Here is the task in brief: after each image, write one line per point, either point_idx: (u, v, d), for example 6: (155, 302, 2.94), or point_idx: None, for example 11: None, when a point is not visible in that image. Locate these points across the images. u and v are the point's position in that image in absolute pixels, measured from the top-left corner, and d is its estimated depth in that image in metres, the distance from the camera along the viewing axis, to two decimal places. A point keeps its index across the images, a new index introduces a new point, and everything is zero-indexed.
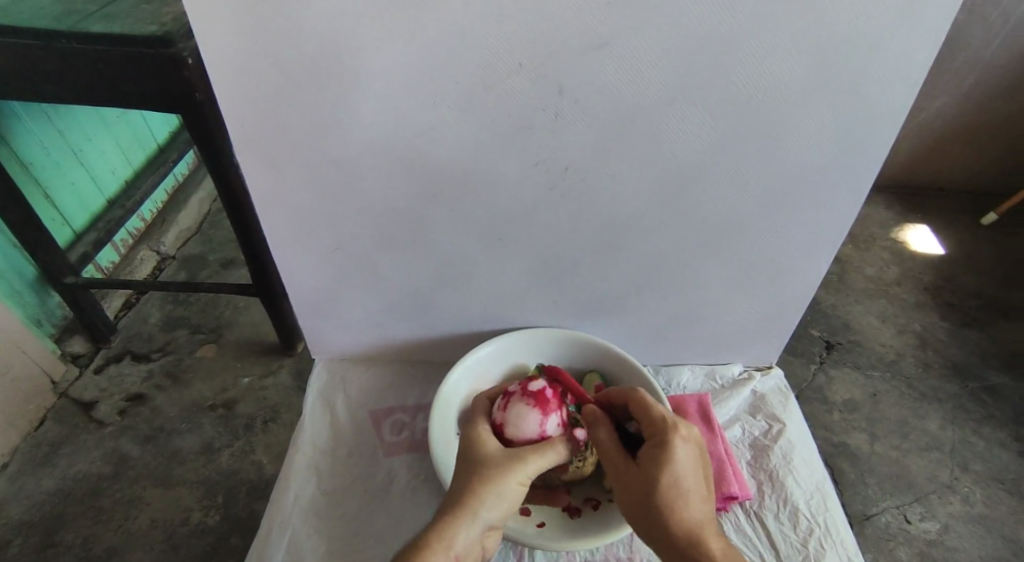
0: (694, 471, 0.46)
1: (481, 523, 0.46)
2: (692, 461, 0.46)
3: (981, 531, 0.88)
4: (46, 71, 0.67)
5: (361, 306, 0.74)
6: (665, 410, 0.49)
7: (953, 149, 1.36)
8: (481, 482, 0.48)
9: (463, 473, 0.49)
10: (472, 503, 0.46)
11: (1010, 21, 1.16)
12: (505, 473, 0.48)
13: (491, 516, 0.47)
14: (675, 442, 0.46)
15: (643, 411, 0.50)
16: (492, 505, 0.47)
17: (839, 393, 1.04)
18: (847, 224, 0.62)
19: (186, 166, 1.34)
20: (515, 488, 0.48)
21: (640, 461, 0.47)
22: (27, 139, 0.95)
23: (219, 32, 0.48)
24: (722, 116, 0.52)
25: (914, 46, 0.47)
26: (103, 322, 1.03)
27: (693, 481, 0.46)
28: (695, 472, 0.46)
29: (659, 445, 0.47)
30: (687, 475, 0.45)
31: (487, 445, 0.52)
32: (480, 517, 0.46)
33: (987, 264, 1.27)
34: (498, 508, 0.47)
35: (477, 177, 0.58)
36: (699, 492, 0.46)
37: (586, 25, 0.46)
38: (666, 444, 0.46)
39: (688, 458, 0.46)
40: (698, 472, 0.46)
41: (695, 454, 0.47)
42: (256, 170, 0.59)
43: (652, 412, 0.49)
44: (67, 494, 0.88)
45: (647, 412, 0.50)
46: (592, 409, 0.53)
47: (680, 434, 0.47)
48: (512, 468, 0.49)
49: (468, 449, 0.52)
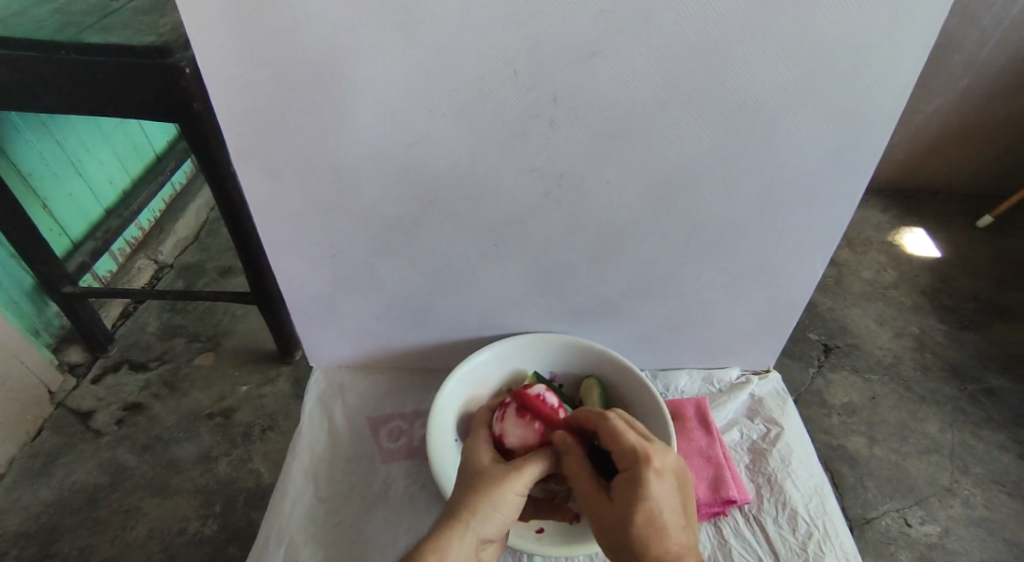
0: (671, 503, 0.45)
1: (476, 534, 0.46)
2: (665, 493, 0.45)
3: (982, 534, 0.88)
4: (45, 82, 0.67)
5: (359, 313, 0.74)
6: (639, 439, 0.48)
7: (948, 152, 1.36)
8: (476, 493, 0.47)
9: (461, 486, 0.50)
10: (466, 514, 0.46)
11: (1001, 25, 1.17)
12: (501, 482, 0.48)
13: (485, 528, 0.47)
14: (647, 478, 0.45)
15: (612, 441, 0.49)
16: (488, 517, 0.47)
17: (838, 396, 1.04)
18: (840, 227, 0.62)
19: (184, 175, 1.35)
20: (514, 498, 0.48)
21: (615, 497, 0.47)
22: (25, 149, 0.95)
23: (216, 42, 0.48)
24: (714, 122, 0.53)
25: (904, 52, 0.48)
26: (100, 331, 1.03)
27: (669, 514, 0.45)
28: (671, 505, 0.45)
29: (632, 480, 0.46)
30: (662, 508, 0.45)
31: (483, 459, 0.52)
32: (475, 527, 0.46)
33: (983, 266, 1.27)
34: (494, 520, 0.47)
35: (473, 184, 0.58)
36: (676, 522, 0.45)
37: (580, 33, 0.47)
38: (638, 480, 0.45)
39: (662, 491, 0.45)
40: (674, 502, 0.45)
41: (670, 483, 0.46)
42: (254, 179, 0.59)
43: (623, 442, 0.48)
44: (64, 505, 0.88)
45: (617, 440, 0.48)
46: (562, 435, 0.52)
47: (652, 466, 0.45)
48: (507, 479, 0.48)
49: (467, 464, 0.52)
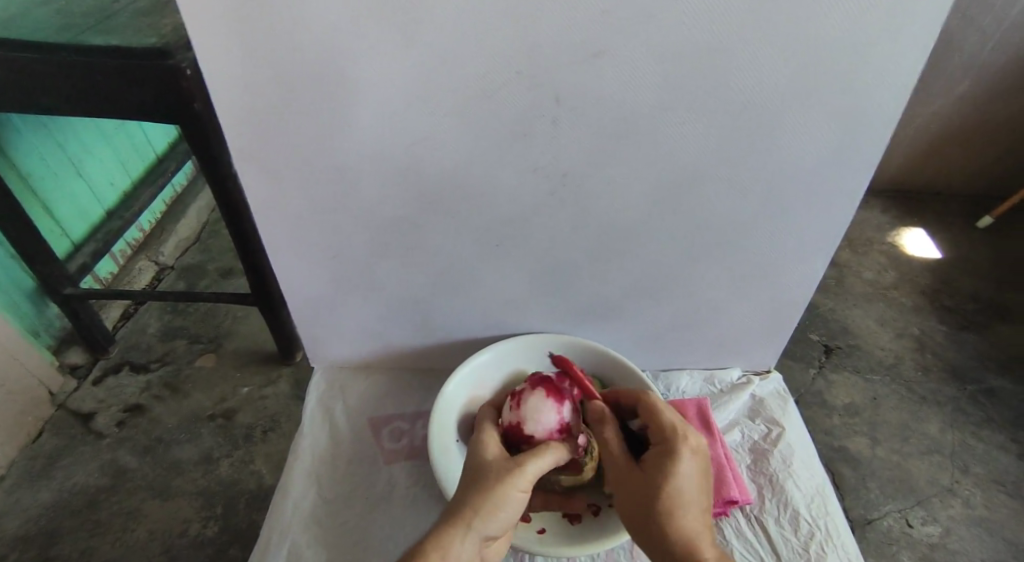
0: (697, 483, 0.47)
1: (478, 534, 0.46)
2: (695, 473, 0.47)
3: (983, 535, 0.88)
4: (46, 83, 0.67)
5: (360, 314, 0.74)
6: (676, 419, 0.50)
7: (949, 153, 1.36)
8: (478, 492, 0.47)
9: (464, 482, 0.49)
10: (469, 513, 0.46)
11: (1001, 26, 1.17)
12: (503, 481, 0.48)
13: (489, 526, 0.46)
14: (682, 453, 0.47)
15: (650, 415, 0.51)
16: (491, 516, 0.46)
17: (840, 397, 1.04)
18: (841, 227, 0.62)
19: (185, 176, 1.35)
20: (517, 496, 0.48)
21: (646, 465, 0.48)
22: (27, 151, 0.95)
23: (217, 43, 0.48)
24: (715, 122, 0.53)
25: (904, 52, 0.48)
26: (101, 333, 1.03)
27: (695, 494, 0.47)
28: (698, 485, 0.47)
29: (667, 452, 0.48)
30: (690, 487, 0.47)
31: (486, 454, 0.51)
32: (478, 525, 0.46)
33: (984, 267, 1.27)
34: (497, 519, 0.46)
35: (474, 186, 0.58)
36: (698, 504, 0.47)
37: (581, 33, 0.47)
38: (673, 453, 0.47)
39: (692, 471, 0.47)
40: (699, 485, 0.47)
41: (699, 466, 0.48)
42: (255, 181, 0.59)
43: (663, 418, 0.50)
44: (65, 506, 0.88)
45: (656, 416, 0.51)
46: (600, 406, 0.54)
47: (688, 444, 0.48)
48: (509, 479, 0.48)
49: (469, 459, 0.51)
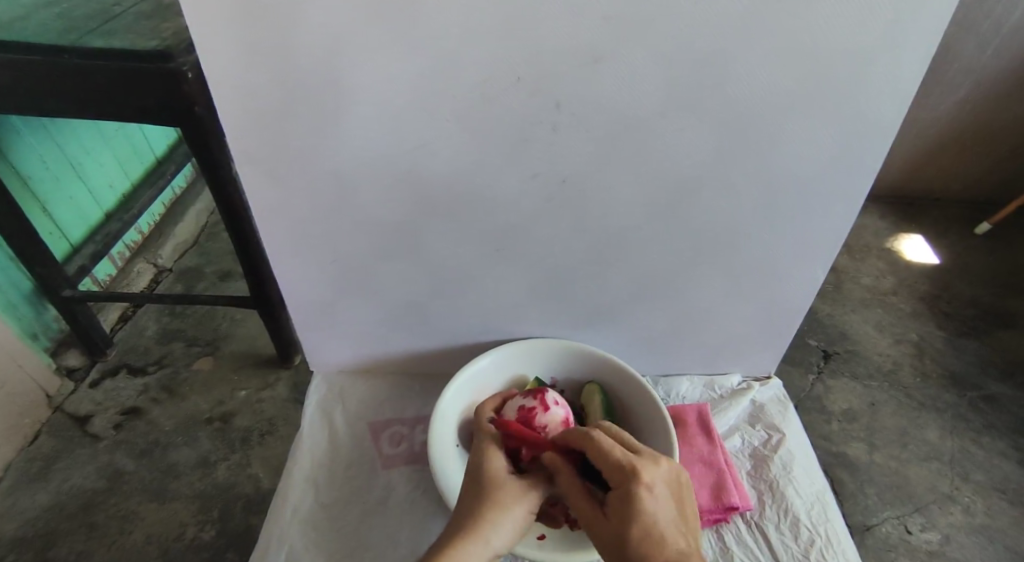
0: (666, 514, 0.43)
1: (490, 548, 0.45)
2: (661, 502, 0.43)
3: (982, 542, 0.88)
4: (46, 85, 0.67)
5: (360, 318, 0.74)
6: (624, 454, 0.46)
7: (947, 159, 1.37)
8: (486, 511, 0.46)
9: (464, 505, 0.48)
10: (477, 531, 0.45)
11: (998, 33, 1.18)
12: (508, 504, 0.47)
13: (498, 543, 0.45)
14: (637, 492, 0.43)
15: (597, 459, 0.47)
16: (498, 534, 0.45)
17: (838, 402, 1.04)
18: (842, 233, 0.62)
19: (184, 179, 1.35)
20: (520, 515, 0.47)
21: (609, 513, 0.44)
22: (26, 153, 0.95)
23: (220, 47, 0.48)
24: (717, 128, 0.53)
25: (906, 59, 0.48)
26: (99, 335, 1.03)
27: (667, 523, 0.42)
28: (667, 516, 0.42)
29: (624, 497, 0.43)
30: (660, 521, 0.42)
31: (490, 465, 0.50)
32: (488, 543, 0.45)
33: (982, 274, 1.27)
34: (504, 535, 0.46)
35: (476, 191, 0.58)
36: (674, 533, 0.42)
37: (583, 40, 0.47)
38: (630, 495, 0.43)
39: (658, 504, 0.43)
40: (670, 514, 0.43)
41: (664, 494, 0.44)
42: (257, 185, 0.59)
43: (608, 458, 0.45)
44: (61, 510, 0.87)
45: (602, 456, 0.46)
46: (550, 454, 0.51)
47: (642, 481, 0.43)
48: (512, 502, 0.47)
49: (472, 472, 0.50)
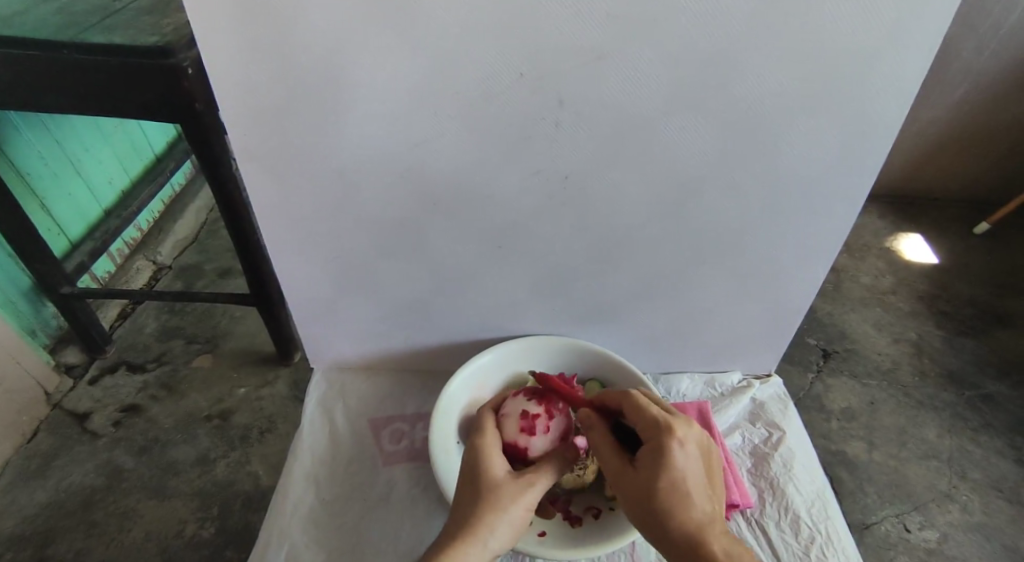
0: (695, 472, 0.44)
1: (488, 549, 0.46)
2: (691, 459, 0.44)
3: (980, 540, 0.88)
4: (46, 81, 0.67)
5: (360, 315, 0.74)
6: (660, 411, 0.47)
7: (946, 158, 1.37)
8: (485, 508, 0.47)
9: (468, 494, 0.49)
10: (482, 523, 0.46)
11: (998, 33, 1.18)
12: (508, 500, 0.48)
13: (500, 539, 0.46)
14: (671, 448, 0.44)
15: (636, 413, 0.48)
16: (502, 529, 0.46)
17: (837, 401, 1.04)
18: (843, 232, 0.62)
19: (183, 176, 1.35)
20: (522, 512, 0.48)
21: (638, 463, 0.46)
22: (25, 149, 0.95)
23: (222, 44, 0.48)
24: (719, 127, 0.53)
25: (908, 59, 0.48)
26: (98, 332, 1.03)
27: (694, 483, 0.44)
28: (697, 475, 0.44)
29: (657, 450, 0.45)
30: (688, 479, 0.44)
31: (490, 463, 0.51)
32: (489, 539, 0.46)
33: (980, 273, 1.28)
34: (504, 533, 0.46)
35: (476, 188, 0.58)
36: (700, 495, 0.44)
37: (586, 37, 0.47)
38: (664, 449, 0.44)
39: (688, 461, 0.44)
40: (700, 472, 0.44)
41: (695, 453, 0.45)
42: (257, 181, 0.59)
43: (646, 413, 0.47)
44: (60, 507, 0.87)
45: (640, 411, 0.48)
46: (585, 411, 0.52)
47: (677, 436, 0.44)
48: (517, 494, 0.48)
49: (472, 469, 0.50)
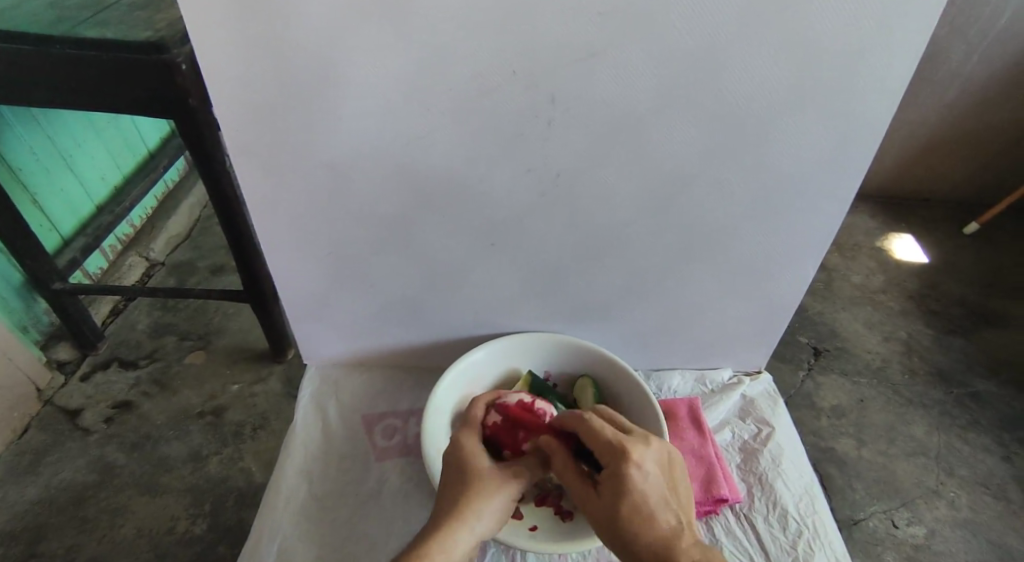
0: (657, 489, 0.45)
1: (473, 536, 0.46)
2: (649, 473, 0.45)
3: (966, 536, 0.89)
4: (39, 76, 0.67)
5: (354, 311, 0.74)
6: (613, 433, 0.48)
7: (937, 159, 1.38)
8: (471, 497, 0.48)
9: (453, 481, 0.49)
10: (469, 509, 0.47)
11: (987, 37, 1.19)
12: (496, 489, 0.48)
13: (485, 528, 0.47)
14: (627, 470, 0.45)
15: (591, 439, 0.49)
16: (488, 517, 0.47)
17: (828, 399, 1.05)
18: (831, 230, 0.63)
19: (176, 173, 1.34)
20: (504, 503, 0.49)
21: (599, 489, 0.46)
22: (16, 144, 0.94)
23: (215, 40, 0.48)
24: (709, 127, 0.54)
25: (895, 59, 0.49)
26: (90, 328, 1.02)
27: (655, 500, 0.44)
28: (658, 492, 0.44)
29: (614, 475, 0.45)
30: (649, 495, 0.44)
31: (477, 456, 0.51)
32: (474, 525, 0.46)
33: (969, 273, 1.29)
34: (488, 521, 0.47)
35: (470, 186, 0.59)
36: (663, 508, 0.44)
37: (578, 35, 0.47)
38: (620, 474, 0.45)
39: (648, 480, 0.45)
40: (660, 488, 0.45)
41: (654, 471, 0.46)
42: (252, 178, 0.59)
43: (601, 438, 0.48)
44: (51, 503, 0.87)
45: (596, 435, 0.48)
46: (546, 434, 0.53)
47: (632, 460, 0.45)
48: (501, 485, 0.49)
49: (458, 460, 0.51)
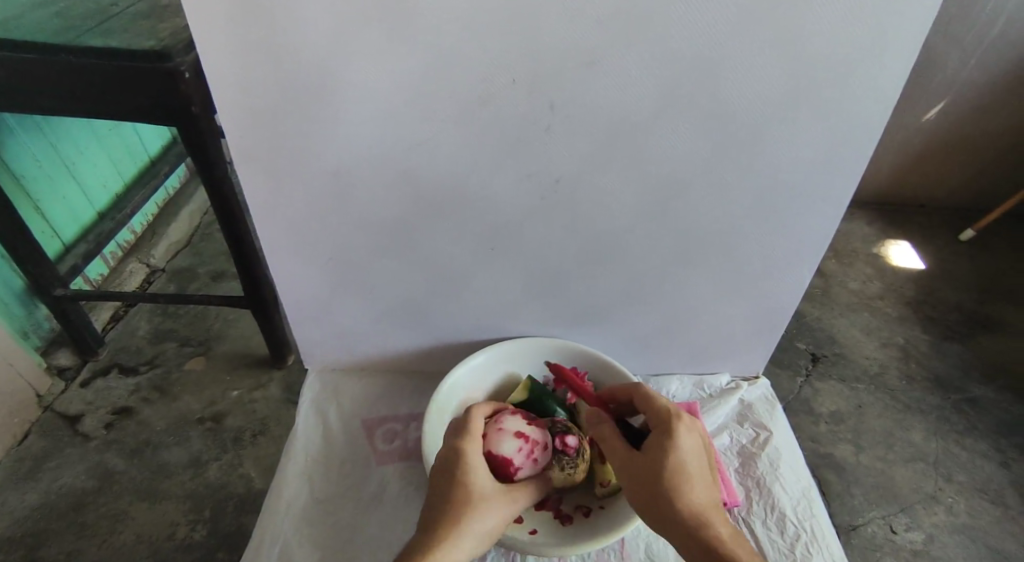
0: (698, 459, 0.49)
1: (464, 553, 0.46)
2: (694, 444, 0.50)
3: (964, 541, 0.89)
4: (44, 83, 0.67)
5: (354, 316, 0.75)
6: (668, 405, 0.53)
7: (933, 167, 1.40)
8: (468, 515, 0.48)
9: (452, 491, 0.49)
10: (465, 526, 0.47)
11: (981, 45, 1.21)
12: (490, 511, 0.49)
13: (475, 546, 0.48)
14: (677, 431, 0.50)
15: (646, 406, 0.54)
16: (481, 537, 0.48)
17: (826, 404, 1.06)
18: (826, 236, 0.64)
19: (177, 180, 1.35)
20: (491, 528, 0.49)
21: (644, 449, 0.51)
22: (19, 151, 0.95)
23: (221, 48, 0.49)
24: (706, 133, 0.54)
25: (888, 67, 0.50)
26: (91, 335, 1.03)
27: (695, 467, 0.49)
28: (699, 460, 0.49)
29: (664, 434, 0.50)
30: (690, 461, 0.49)
31: (476, 473, 0.51)
32: (468, 544, 0.47)
33: (966, 279, 1.30)
34: (479, 540, 0.48)
35: (470, 192, 0.59)
36: (700, 479, 0.48)
37: (577, 44, 0.48)
38: (670, 432, 0.50)
39: (692, 448, 0.49)
40: (700, 460, 0.50)
41: (698, 445, 0.50)
42: (255, 184, 0.60)
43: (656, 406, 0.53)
44: (50, 509, 0.87)
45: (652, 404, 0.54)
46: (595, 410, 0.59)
47: (683, 424, 0.50)
48: (493, 512, 0.49)
49: (458, 472, 0.50)
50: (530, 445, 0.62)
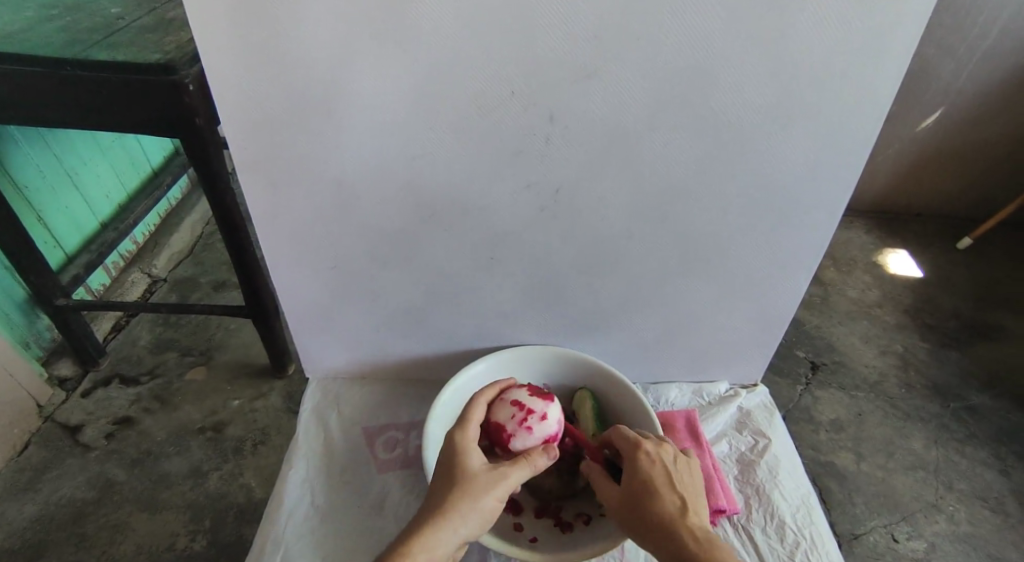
0: (663, 473, 0.52)
1: (459, 535, 0.47)
2: (658, 462, 0.53)
3: (966, 550, 0.89)
4: (50, 97, 0.69)
5: (356, 325, 0.75)
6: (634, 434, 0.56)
7: (929, 176, 1.41)
8: (458, 496, 0.48)
9: (442, 477, 0.50)
10: (455, 507, 0.47)
11: (974, 56, 1.22)
12: (483, 489, 0.49)
13: (473, 527, 0.48)
14: (636, 456, 0.53)
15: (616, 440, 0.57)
16: (477, 517, 0.48)
17: (826, 412, 1.06)
18: (822, 244, 0.64)
19: (179, 191, 1.37)
20: (490, 504, 0.49)
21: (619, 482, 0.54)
22: (23, 162, 0.96)
23: (227, 61, 0.51)
24: (701, 143, 0.55)
25: (879, 78, 0.51)
26: (92, 345, 1.03)
27: (661, 479, 0.51)
28: (662, 473, 0.51)
29: (629, 462, 0.53)
30: (655, 476, 0.51)
31: (469, 454, 0.52)
32: (459, 526, 0.47)
33: (963, 287, 1.30)
34: (475, 520, 0.48)
35: (470, 202, 0.60)
36: (667, 489, 0.50)
37: (574, 57, 0.49)
38: (632, 459, 0.53)
39: (655, 467, 0.52)
40: (667, 473, 0.52)
41: (664, 461, 0.53)
42: (259, 194, 0.60)
43: (622, 437, 0.56)
44: (50, 520, 0.87)
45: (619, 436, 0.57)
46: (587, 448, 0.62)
47: (642, 449, 0.54)
48: (486, 487, 0.49)
49: (450, 457, 0.51)
50: (525, 416, 0.61)
